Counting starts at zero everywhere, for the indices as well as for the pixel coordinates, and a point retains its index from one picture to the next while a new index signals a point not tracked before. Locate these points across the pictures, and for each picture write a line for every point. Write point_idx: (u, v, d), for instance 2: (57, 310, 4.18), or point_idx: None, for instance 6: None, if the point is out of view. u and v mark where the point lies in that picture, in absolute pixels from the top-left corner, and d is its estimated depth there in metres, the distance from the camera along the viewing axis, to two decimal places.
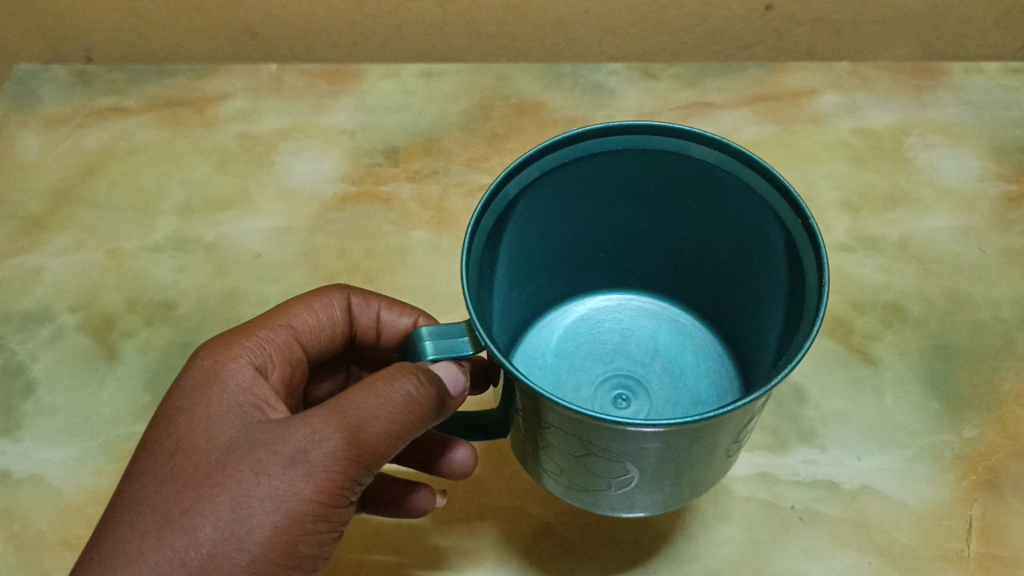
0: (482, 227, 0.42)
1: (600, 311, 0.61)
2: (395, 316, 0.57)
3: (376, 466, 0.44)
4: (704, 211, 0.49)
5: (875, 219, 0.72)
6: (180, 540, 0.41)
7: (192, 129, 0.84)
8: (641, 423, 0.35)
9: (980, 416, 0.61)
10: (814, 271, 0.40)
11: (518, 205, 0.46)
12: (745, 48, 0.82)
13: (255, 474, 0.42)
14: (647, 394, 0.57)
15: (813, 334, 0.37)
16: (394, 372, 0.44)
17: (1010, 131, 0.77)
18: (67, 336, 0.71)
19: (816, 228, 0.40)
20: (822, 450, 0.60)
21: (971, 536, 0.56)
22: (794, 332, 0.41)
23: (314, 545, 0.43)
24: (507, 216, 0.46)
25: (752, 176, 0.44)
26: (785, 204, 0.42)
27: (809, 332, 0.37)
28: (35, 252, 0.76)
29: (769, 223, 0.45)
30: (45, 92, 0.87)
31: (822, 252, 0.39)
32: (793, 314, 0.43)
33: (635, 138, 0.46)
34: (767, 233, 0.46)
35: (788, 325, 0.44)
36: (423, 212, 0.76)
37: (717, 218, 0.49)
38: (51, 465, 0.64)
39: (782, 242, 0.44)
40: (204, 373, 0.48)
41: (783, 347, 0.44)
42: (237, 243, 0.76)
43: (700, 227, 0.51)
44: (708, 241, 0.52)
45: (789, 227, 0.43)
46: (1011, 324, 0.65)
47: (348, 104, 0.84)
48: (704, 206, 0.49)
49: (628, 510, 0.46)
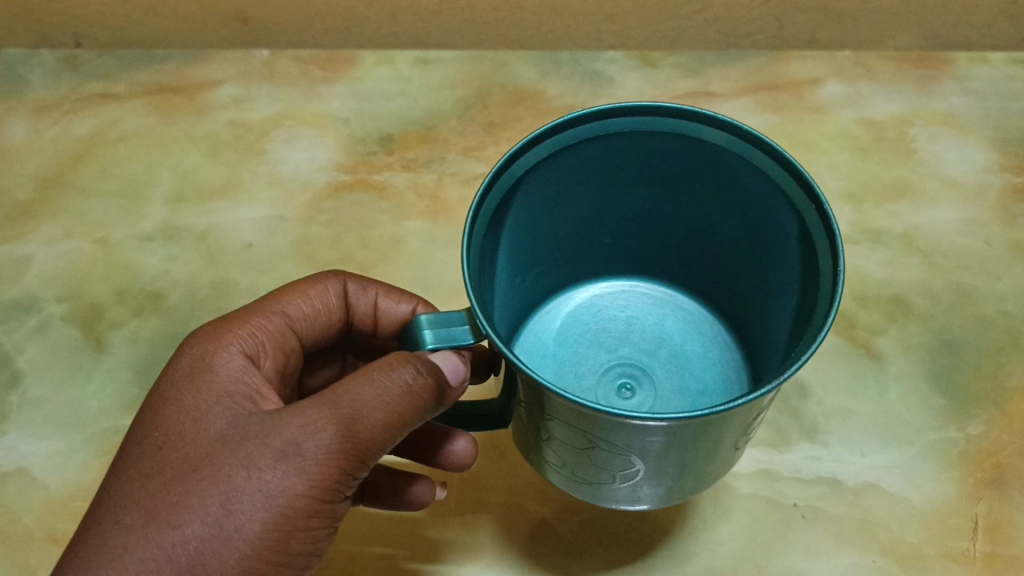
0: (484, 210, 0.41)
1: (603, 298, 0.59)
2: (393, 303, 0.56)
3: (373, 458, 0.43)
4: (715, 195, 0.48)
5: (878, 211, 0.71)
6: (165, 537, 0.40)
7: (183, 116, 0.82)
8: (647, 417, 0.34)
9: (985, 412, 0.60)
10: (827, 259, 0.39)
11: (521, 188, 0.45)
12: (747, 37, 0.80)
13: (246, 467, 0.40)
14: (652, 385, 0.56)
15: (827, 325, 0.35)
16: (390, 362, 0.42)
17: (1015, 121, 0.76)
18: (54, 326, 0.69)
19: (831, 215, 0.39)
20: (824, 446, 0.59)
21: (977, 534, 0.55)
22: (808, 322, 0.40)
23: (308, 541, 0.42)
24: (510, 199, 0.44)
25: (765, 161, 0.42)
26: (799, 191, 0.41)
27: (823, 323, 0.36)
28: (22, 240, 0.75)
29: (783, 209, 0.43)
30: (33, 77, 0.85)
31: (837, 240, 0.38)
32: (806, 303, 0.41)
33: (642, 119, 0.44)
34: (779, 219, 0.44)
35: (800, 315, 0.43)
36: (419, 202, 0.74)
37: (727, 202, 0.48)
38: (38, 459, 0.62)
39: (796, 228, 0.43)
40: (194, 362, 0.46)
41: (796, 337, 0.43)
42: (228, 233, 0.74)
43: (710, 212, 0.50)
44: (717, 228, 0.50)
45: (802, 213, 0.41)
46: (1016, 318, 0.64)
47: (342, 90, 0.82)
48: (714, 190, 0.48)
49: (632, 502, 0.45)
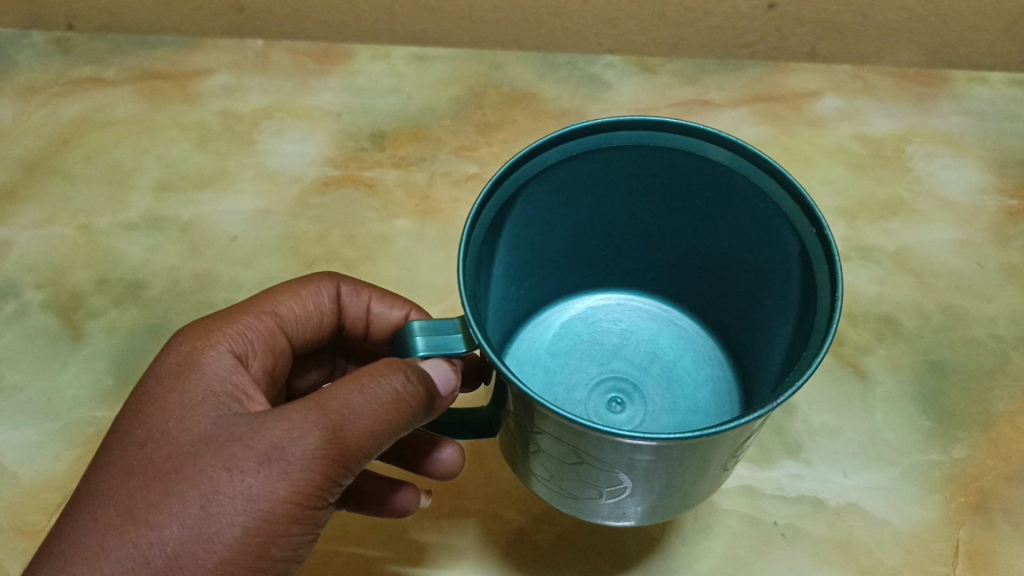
0: (482, 218, 0.40)
1: (598, 309, 0.58)
2: (386, 308, 0.55)
3: (358, 466, 0.42)
4: (716, 213, 0.47)
5: (871, 228, 0.70)
6: (143, 537, 0.38)
7: (173, 104, 0.81)
8: (637, 436, 0.33)
9: (972, 436, 0.59)
10: (826, 284, 0.38)
11: (522, 196, 0.44)
12: (747, 47, 0.80)
13: (229, 469, 0.39)
14: (643, 399, 0.55)
15: (823, 353, 0.34)
16: (381, 368, 0.41)
17: (1011, 143, 0.76)
18: (32, 313, 0.68)
19: (832, 241, 0.38)
20: (807, 464, 0.58)
21: (958, 559, 0.54)
22: (804, 347, 0.39)
23: (288, 548, 0.41)
24: (509, 207, 0.43)
25: (770, 183, 0.42)
26: (802, 214, 0.40)
27: (819, 350, 0.35)
28: (3, 223, 0.73)
29: (785, 231, 0.43)
30: (22, 58, 0.84)
31: (837, 267, 0.37)
32: (803, 329, 0.41)
33: (648, 135, 0.43)
34: (780, 241, 0.43)
35: (797, 339, 0.42)
36: (408, 201, 0.73)
37: (728, 221, 0.47)
38: (7, 448, 0.61)
39: (796, 250, 0.42)
40: (181, 360, 0.45)
41: (791, 363, 0.42)
42: (213, 224, 0.73)
43: (710, 229, 0.49)
44: (717, 246, 0.50)
45: (804, 237, 0.40)
46: (1006, 342, 0.64)
47: (335, 84, 0.81)
48: (716, 208, 0.47)
49: (616, 518, 0.44)
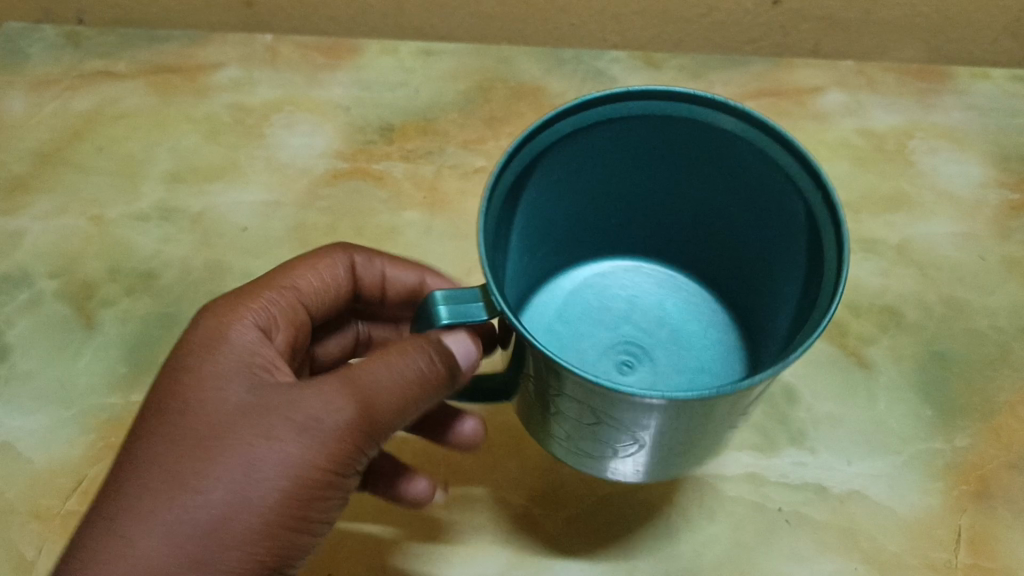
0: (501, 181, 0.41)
1: (608, 276, 0.59)
2: (401, 274, 0.57)
3: (384, 436, 0.44)
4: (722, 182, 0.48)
5: (875, 221, 0.71)
6: (188, 505, 0.39)
7: (183, 98, 0.82)
8: (658, 396, 0.34)
9: (974, 425, 0.60)
10: (833, 244, 0.39)
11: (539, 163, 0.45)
12: (751, 43, 0.80)
13: (269, 438, 0.41)
14: (652, 364, 0.55)
15: (832, 312, 0.35)
16: (404, 346, 0.43)
17: (1013, 139, 0.76)
18: (45, 302, 0.69)
19: (839, 204, 0.39)
20: (812, 452, 0.59)
21: (960, 546, 0.55)
22: (811, 311, 0.40)
23: (322, 513, 0.43)
24: (528, 171, 0.44)
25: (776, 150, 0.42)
26: (809, 179, 0.41)
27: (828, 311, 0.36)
28: (16, 215, 0.74)
29: (796, 196, 0.43)
30: (33, 52, 0.85)
31: (845, 230, 0.38)
32: (809, 296, 0.42)
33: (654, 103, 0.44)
34: (789, 207, 0.44)
35: (804, 302, 0.43)
36: (416, 193, 0.74)
37: (738, 187, 0.48)
38: (23, 433, 0.62)
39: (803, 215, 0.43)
40: (209, 334, 0.46)
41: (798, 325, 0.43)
42: (223, 215, 0.74)
43: (720, 198, 0.50)
44: (724, 215, 0.51)
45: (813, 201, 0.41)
46: (1008, 333, 0.64)
47: (344, 79, 0.82)
48: (725, 176, 0.48)
49: (626, 471, 0.47)
